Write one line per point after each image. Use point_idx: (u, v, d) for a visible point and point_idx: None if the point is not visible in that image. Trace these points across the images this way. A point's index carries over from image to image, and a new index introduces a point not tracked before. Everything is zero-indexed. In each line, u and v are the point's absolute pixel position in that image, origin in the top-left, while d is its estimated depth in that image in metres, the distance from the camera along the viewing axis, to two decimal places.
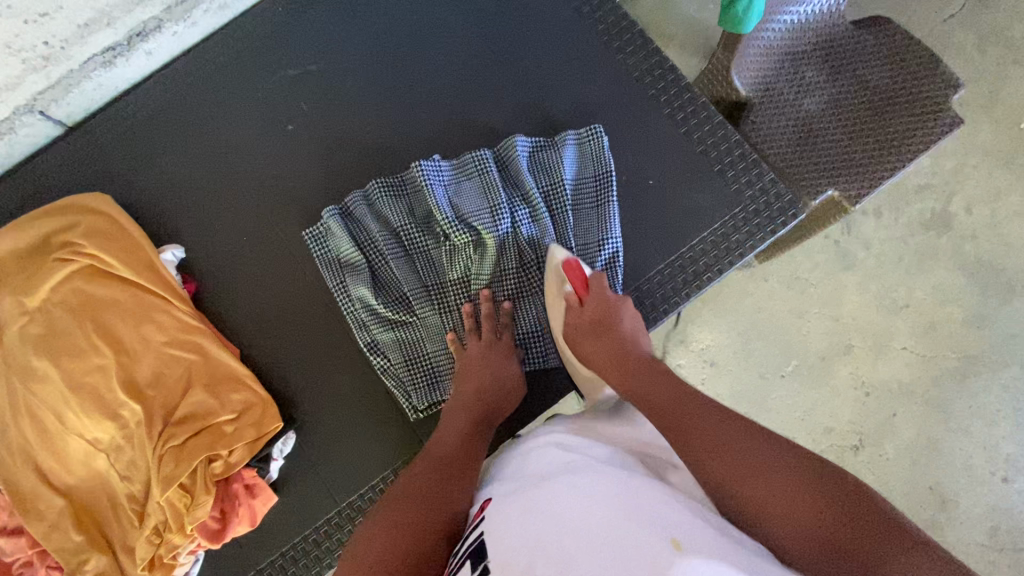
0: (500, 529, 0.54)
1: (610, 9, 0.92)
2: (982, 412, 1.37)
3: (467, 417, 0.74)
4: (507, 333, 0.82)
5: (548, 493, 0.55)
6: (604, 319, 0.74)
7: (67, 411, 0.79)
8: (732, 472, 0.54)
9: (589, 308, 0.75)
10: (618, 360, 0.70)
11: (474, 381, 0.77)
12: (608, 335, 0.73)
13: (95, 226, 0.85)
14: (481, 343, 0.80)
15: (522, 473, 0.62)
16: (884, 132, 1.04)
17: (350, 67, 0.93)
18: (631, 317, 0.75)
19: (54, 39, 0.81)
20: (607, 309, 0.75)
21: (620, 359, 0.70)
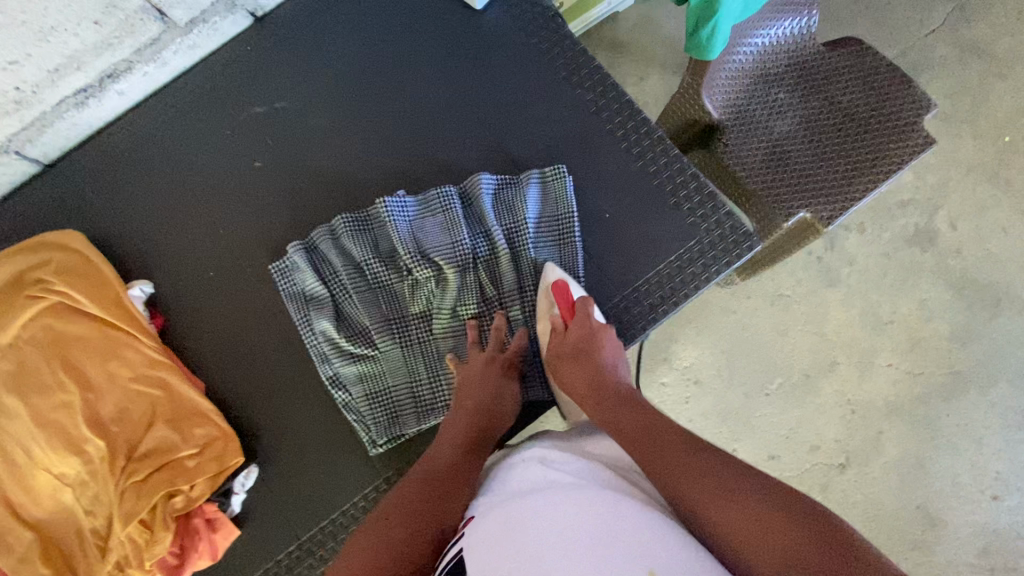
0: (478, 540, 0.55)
1: (571, 42, 0.94)
2: (970, 430, 1.36)
3: (464, 426, 0.74)
4: (512, 346, 0.82)
5: (528, 505, 0.56)
6: (586, 351, 0.77)
7: (34, 446, 0.81)
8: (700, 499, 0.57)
9: (572, 335, 0.78)
10: (596, 387, 0.75)
11: (472, 395, 0.77)
12: (588, 358, 0.77)
13: (67, 263, 0.87)
14: (483, 356, 0.80)
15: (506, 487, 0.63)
16: (855, 153, 1.12)
17: (319, 103, 0.95)
18: (614, 347, 0.79)
19: (25, 85, 0.83)
20: (589, 343, 0.77)
21: (600, 388, 0.75)
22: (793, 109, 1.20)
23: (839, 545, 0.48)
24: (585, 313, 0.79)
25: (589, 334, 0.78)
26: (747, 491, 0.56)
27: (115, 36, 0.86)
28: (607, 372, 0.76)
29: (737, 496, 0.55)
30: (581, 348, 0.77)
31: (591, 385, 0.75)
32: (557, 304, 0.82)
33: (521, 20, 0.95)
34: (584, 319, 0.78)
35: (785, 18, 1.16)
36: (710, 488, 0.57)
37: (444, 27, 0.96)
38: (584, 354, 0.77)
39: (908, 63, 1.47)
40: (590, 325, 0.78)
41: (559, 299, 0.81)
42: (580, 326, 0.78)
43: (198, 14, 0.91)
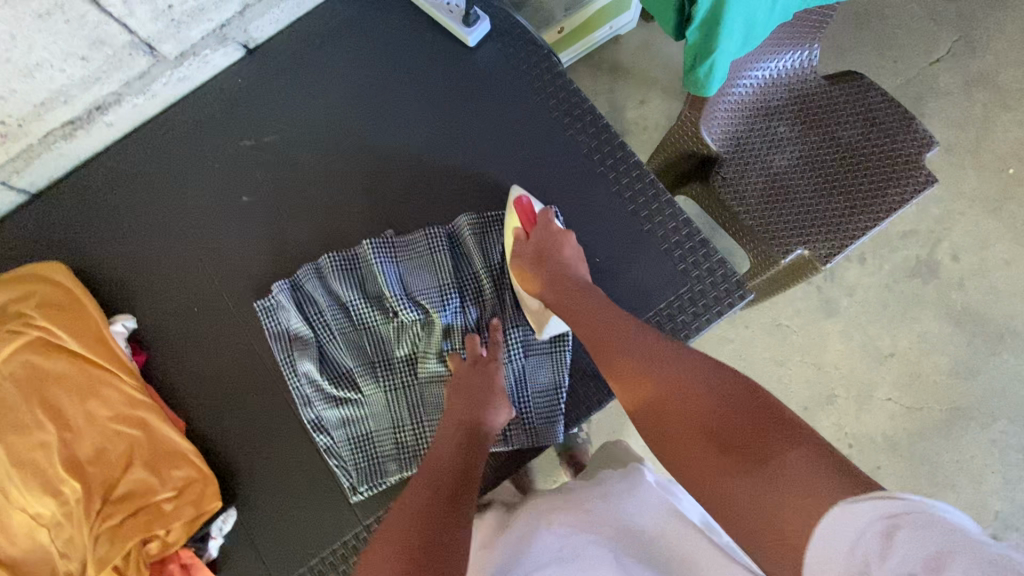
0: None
1: (564, 82, 0.93)
2: (970, 467, 1.33)
3: (459, 436, 0.74)
4: (494, 352, 0.81)
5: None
6: (552, 250, 0.81)
7: (9, 486, 0.79)
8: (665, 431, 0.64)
9: (536, 238, 0.82)
10: (561, 281, 0.80)
11: (462, 400, 0.77)
12: (546, 260, 0.81)
13: (50, 298, 0.87)
14: (467, 363, 0.80)
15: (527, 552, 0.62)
16: (857, 189, 1.10)
17: (309, 136, 0.94)
18: (574, 248, 0.82)
19: (10, 118, 0.82)
20: (551, 239, 0.82)
21: (565, 281, 0.80)
22: (793, 142, 1.17)
23: (762, 410, 0.58)
24: (547, 221, 0.83)
25: (551, 261, 0.81)
26: (697, 397, 0.63)
27: (102, 70, 0.85)
28: (571, 267, 0.81)
29: (688, 407, 0.62)
30: (545, 247, 0.81)
31: (559, 284, 0.80)
32: (519, 219, 0.85)
33: (514, 58, 0.95)
34: (546, 227, 0.82)
35: (784, 52, 1.14)
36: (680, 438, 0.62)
37: (437, 63, 0.95)
38: (546, 249, 0.81)
39: (910, 92, 1.45)
40: (553, 228, 0.82)
41: (523, 216, 0.84)
42: (545, 236, 0.82)
43: (188, 47, 0.90)
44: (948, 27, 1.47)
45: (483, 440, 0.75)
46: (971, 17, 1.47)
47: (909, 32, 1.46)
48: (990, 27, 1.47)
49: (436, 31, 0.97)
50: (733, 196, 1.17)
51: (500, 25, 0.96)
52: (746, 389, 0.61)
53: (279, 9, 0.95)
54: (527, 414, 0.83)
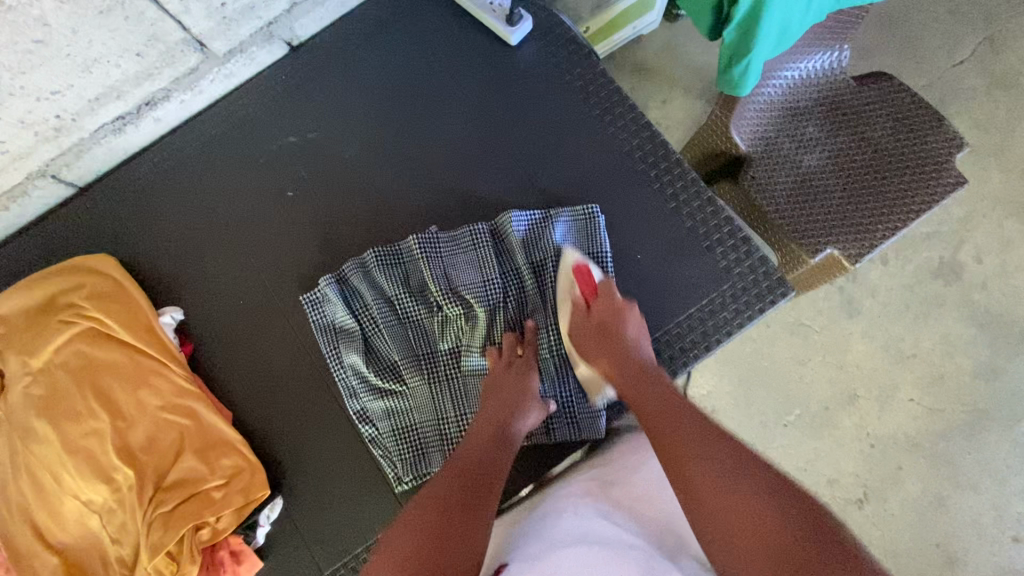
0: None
1: (604, 82, 0.95)
2: (993, 468, 1.33)
3: (492, 427, 0.75)
4: (529, 351, 0.82)
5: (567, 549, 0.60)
6: (612, 329, 0.78)
7: (64, 472, 0.81)
8: (702, 493, 0.58)
9: (597, 316, 0.80)
10: (619, 361, 0.76)
11: (497, 398, 0.78)
12: (610, 338, 0.78)
13: (100, 288, 0.88)
14: (503, 361, 0.81)
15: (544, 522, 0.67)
16: (885, 190, 1.08)
17: (351, 133, 0.96)
18: (638, 324, 0.79)
19: (65, 113, 0.84)
20: (612, 319, 0.79)
21: (623, 361, 0.76)
22: (822, 143, 1.17)
23: (815, 530, 0.53)
24: (608, 291, 0.81)
25: (612, 311, 0.79)
26: (743, 488, 0.57)
27: (154, 66, 0.87)
28: (633, 350, 0.77)
29: (735, 493, 0.57)
30: (607, 330, 0.78)
31: (618, 362, 0.76)
32: (579, 285, 0.83)
33: (555, 57, 0.96)
34: (608, 301, 0.80)
35: (815, 53, 1.14)
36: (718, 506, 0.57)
37: (478, 61, 0.97)
38: (606, 325, 0.79)
39: (936, 93, 1.46)
40: (618, 313, 0.79)
41: (583, 286, 0.82)
42: (607, 312, 0.79)
43: (236, 45, 0.92)
44: (975, 29, 1.47)
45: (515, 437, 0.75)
46: (999, 19, 1.48)
47: (936, 33, 1.47)
48: (1017, 29, 1.48)
49: (477, 29, 0.98)
50: (761, 197, 1.17)
51: (542, 25, 0.97)
52: (801, 509, 0.55)
53: (324, 7, 0.96)
54: (570, 407, 0.84)
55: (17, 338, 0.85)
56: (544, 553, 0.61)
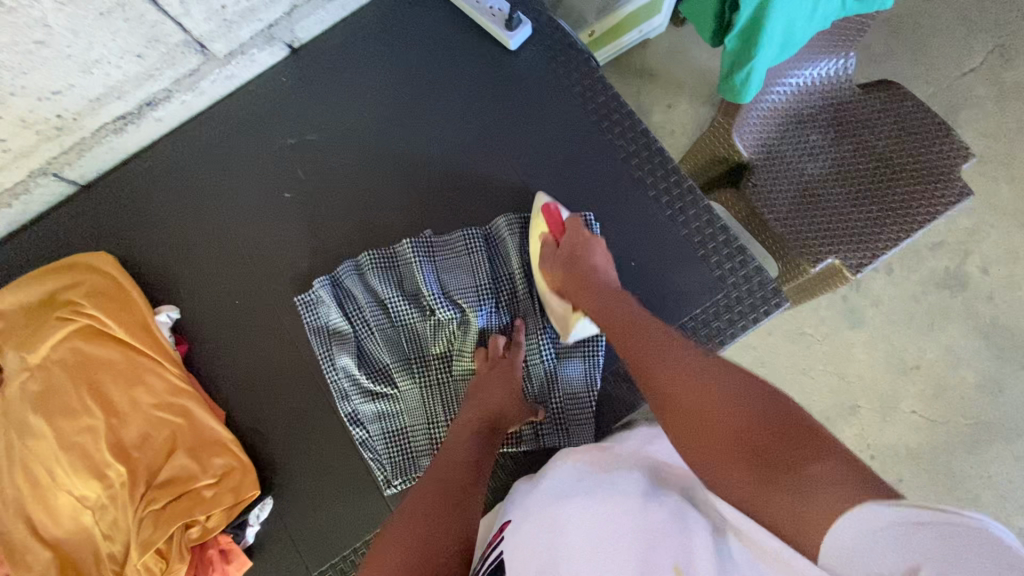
0: (517, 546, 0.58)
1: (602, 88, 0.94)
2: (997, 483, 1.30)
3: (476, 425, 0.76)
4: (513, 351, 0.83)
5: (559, 512, 0.59)
6: (580, 260, 0.80)
7: (58, 468, 0.82)
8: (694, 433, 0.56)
9: (564, 245, 0.82)
10: (587, 287, 0.78)
11: (481, 399, 0.78)
12: (577, 262, 0.80)
13: (97, 286, 0.89)
14: (487, 362, 0.82)
15: (537, 492, 0.66)
16: (889, 199, 1.06)
17: (350, 136, 0.96)
18: (605, 254, 0.81)
19: (67, 112, 0.85)
20: (576, 245, 0.81)
21: (589, 288, 0.78)
22: (826, 151, 1.15)
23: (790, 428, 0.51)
24: (575, 228, 0.82)
25: (579, 243, 0.81)
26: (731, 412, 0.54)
27: (155, 67, 0.88)
28: (598, 270, 0.80)
29: (717, 418, 0.55)
30: (574, 249, 0.81)
31: (586, 292, 0.78)
32: (546, 223, 0.85)
33: (555, 63, 0.96)
34: (574, 234, 0.82)
35: (820, 60, 1.13)
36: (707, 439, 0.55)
37: (477, 65, 0.97)
38: (573, 249, 0.81)
39: (944, 101, 1.44)
40: (581, 238, 0.81)
41: (549, 220, 0.84)
42: (572, 240, 0.81)
43: (237, 46, 0.93)
44: (984, 37, 1.45)
45: (495, 434, 0.76)
46: (1009, 27, 1.46)
47: (944, 41, 1.45)
48: None
49: (477, 34, 0.98)
50: (762, 204, 1.16)
51: (542, 30, 0.97)
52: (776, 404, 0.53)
53: (325, 10, 0.97)
54: (561, 414, 0.84)
55: (16, 335, 0.86)
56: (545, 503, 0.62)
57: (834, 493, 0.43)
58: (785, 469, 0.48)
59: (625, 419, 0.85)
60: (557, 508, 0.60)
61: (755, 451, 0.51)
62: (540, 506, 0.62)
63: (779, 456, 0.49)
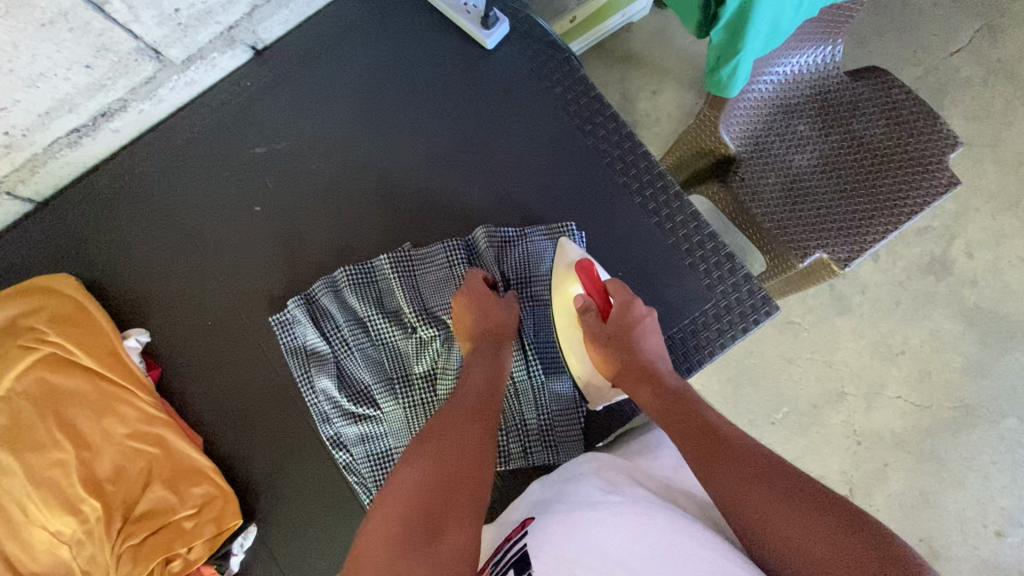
0: (543, 543, 0.54)
1: (584, 88, 0.90)
2: (979, 464, 1.32)
3: (480, 357, 0.74)
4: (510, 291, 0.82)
5: (591, 515, 0.55)
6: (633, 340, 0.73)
7: (29, 503, 0.79)
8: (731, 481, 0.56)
9: (612, 323, 0.75)
10: (638, 369, 0.72)
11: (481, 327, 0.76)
12: (628, 345, 0.73)
13: (61, 311, 0.85)
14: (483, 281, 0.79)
15: (559, 500, 0.62)
16: (879, 189, 1.04)
17: (321, 143, 0.92)
18: (655, 339, 0.75)
19: (14, 129, 0.79)
20: (627, 319, 0.75)
21: (645, 373, 0.71)
22: (813, 141, 1.12)
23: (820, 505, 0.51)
24: (626, 308, 0.75)
25: (628, 319, 0.75)
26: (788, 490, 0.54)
27: (107, 77, 0.82)
28: (651, 356, 0.73)
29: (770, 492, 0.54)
30: (623, 334, 0.74)
31: (630, 367, 0.72)
32: (581, 284, 0.79)
33: (534, 62, 0.92)
34: (624, 307, 0.75)
35: (807, 49, 1.09)
36: (737, 478, 0.56)
37: (453, 65, 0.92)
38: (620, 332, 0.74)
39: (930, 85, 1.41)
40: (631, 314, 0.75)
41: (588, 284, 0.78)
42: (619, 317, 0.75)
43: (195, 51, 0.87)
44: (972, 15, 1.42)
45: (501, 346, 0.76)
46: (996, 7, 1.43)
47: (933, 22, 1.42)
48: (1015, 17, 1.43)
49: (452, 32, 0.93)
50: (749, 198, 1.13)
51: (519, 26, 0.93)
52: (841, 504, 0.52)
53: (289, 9, 0.91)
54: (549, 430, 0.82)
55: None
56: (568, 511, 0.58)
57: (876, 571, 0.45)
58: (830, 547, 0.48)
59: (612, 433, 0.84)
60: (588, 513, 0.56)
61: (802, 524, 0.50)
62: (567, 510, 0.58)
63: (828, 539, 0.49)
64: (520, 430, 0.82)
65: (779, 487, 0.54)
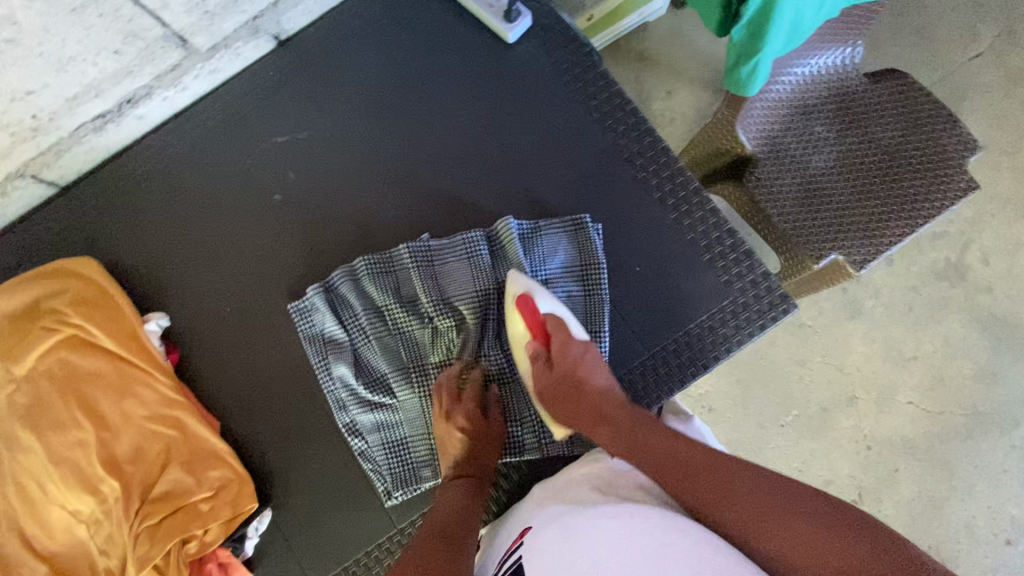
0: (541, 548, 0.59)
1: (604, 83, 0.91)
2: (989, 471, 1.31)
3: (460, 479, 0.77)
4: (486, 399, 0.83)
5: (586, 517, 0.59)
6: (580, 381, 0.76)
7: (50, 482, 0.80)
8: (722, 503, 0.61)
9: (559, 365, 0.77)
10: (593, 411, 0.75)
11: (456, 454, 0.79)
12: (577, 392, 0.75)
13: (84, 294, 0.86)
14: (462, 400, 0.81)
15: (556, 503, 0.67)
16: (895, 193, 0.99)
17: (342, 133, 0.93)
18: (599, 367, 0.78)
19: (42, 113, 0.81)
20: (569, 364, 0.76)
21: (599, 411, 0.74)
22: (833, 142, 1.09)
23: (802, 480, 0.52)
24: (564, 345, 0.77)
25: (572, 362, 0.77)
26: (779, 501, 0.59)
27: (134, 64, 0.83)
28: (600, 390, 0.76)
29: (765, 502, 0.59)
30: (571, 378, 0.76)
31: (587, 411, 0.75)
32: (524, 322, 0.80)
33: (555, 56, 0.92)
34: (562, 348, 0.77)
35: (827, 49, 1.08)
36: (727, 493, 0.61)
37: (474, 57, 0.93)
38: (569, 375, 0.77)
39: (948, 89, 1.40)
40: (572, 356, 0.77)
41: (531, 328, 0.79)
42: (563, 362, 0.77)
43: (221, 39, 0.88)
44: (992, 20, 1.41)
45: (478, 479, 0.78)
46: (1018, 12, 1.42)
47: (952, 26, 1.41)
48: None
49: (474, 25, 0.94)
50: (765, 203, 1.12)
51: (541, 20, 0.93)
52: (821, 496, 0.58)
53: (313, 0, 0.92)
54: None
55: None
56: (564, 516, 0.62)
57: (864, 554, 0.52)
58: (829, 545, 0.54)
59: None
60: (584, 517, 0.59)
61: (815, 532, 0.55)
62: (565, 512, 0.63)
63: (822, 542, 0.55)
64: (534, 420, 0.83)
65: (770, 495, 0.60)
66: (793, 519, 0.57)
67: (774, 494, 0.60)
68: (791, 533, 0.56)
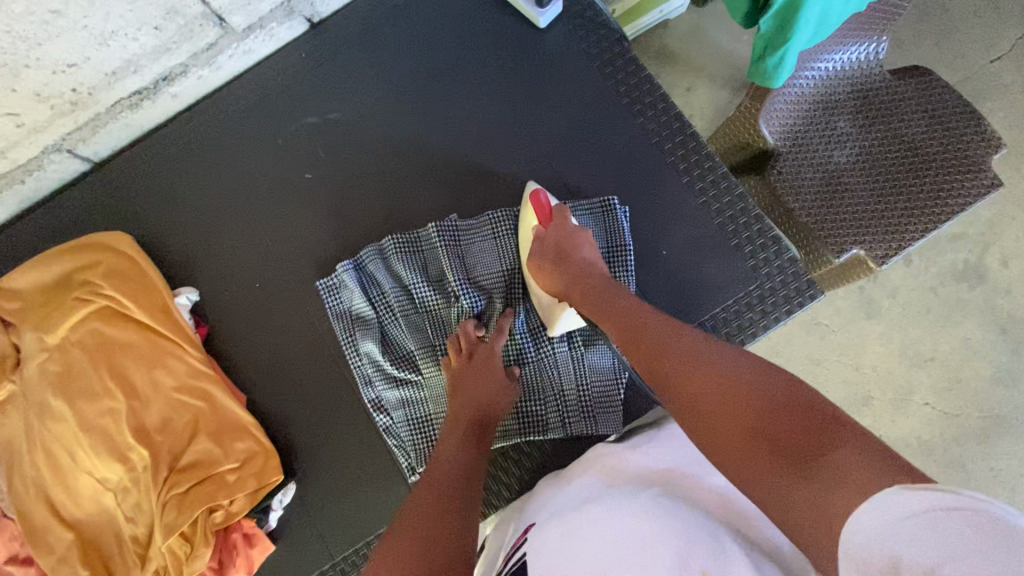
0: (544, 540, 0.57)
1: (633, 70, 0.91)
2: (1011, 479, 1.20)
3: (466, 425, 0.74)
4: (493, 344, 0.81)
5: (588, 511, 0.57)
6: (567, 253, 0.77)
7: (80, 450, 0.81)
8: (702, 409, 0.52)
9: (551, 238, 0.78)
10: (579, 279, 0.74)
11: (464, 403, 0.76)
12: (567, 260, 0.76)
13: (115, 266, 0.87)
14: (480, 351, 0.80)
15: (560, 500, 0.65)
16: (923, 192, 0.84)
17: (370, 115, 0.94)
18: (592, 249, 0.78)
19: (82, 86, 0.83)
20: (564, 235, 0.78)
21: (587, 279, 0.74)
22: (856, 138, 0.92)
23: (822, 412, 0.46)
24: (562, 222, 0.79)
25: (567, 236, 0.78)
26: (755, 392, 0.49)
27: (173, 41, 0.84)
28: (587, 264, 0.76)
29: (737, 408, 0.49)
30: (563, 251, 0.77)
31: (574, 282, 0.75)
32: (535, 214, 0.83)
33: (584, 43, 0.93)
34: (560, 225, 0.78)
35: (850, 45, 0.91)
36: (708, 399, 0.52)
37: (504, 43, 0.94)
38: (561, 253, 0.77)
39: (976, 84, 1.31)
40: (568, 231, 0.78)
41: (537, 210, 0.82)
42: (559, 234, 0.78)
43: (256, 20, 0.89)
44: None
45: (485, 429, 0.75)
46: None
47: None
48: None
49: (505, 12, 0.95)
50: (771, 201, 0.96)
51: (572, 7, 0.94)
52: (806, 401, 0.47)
53: None
54: (587, 402, 0.83)
55: (31, 315, 0.85)
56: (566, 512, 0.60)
57: (854, 465, 0.40)
58: (794, 453, 0.44)
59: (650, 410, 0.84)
60: (582, 514, 0.57)
61: (768, 440, 0.46)
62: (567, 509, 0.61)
63: (795, 441, 0.45)
64: (559, 401, 0.83)
65: (750, 389, 0.50)
66: (762, 423, 0.47)
67: (754, 389, 0.50)
68: (754, 430, 0.47)
